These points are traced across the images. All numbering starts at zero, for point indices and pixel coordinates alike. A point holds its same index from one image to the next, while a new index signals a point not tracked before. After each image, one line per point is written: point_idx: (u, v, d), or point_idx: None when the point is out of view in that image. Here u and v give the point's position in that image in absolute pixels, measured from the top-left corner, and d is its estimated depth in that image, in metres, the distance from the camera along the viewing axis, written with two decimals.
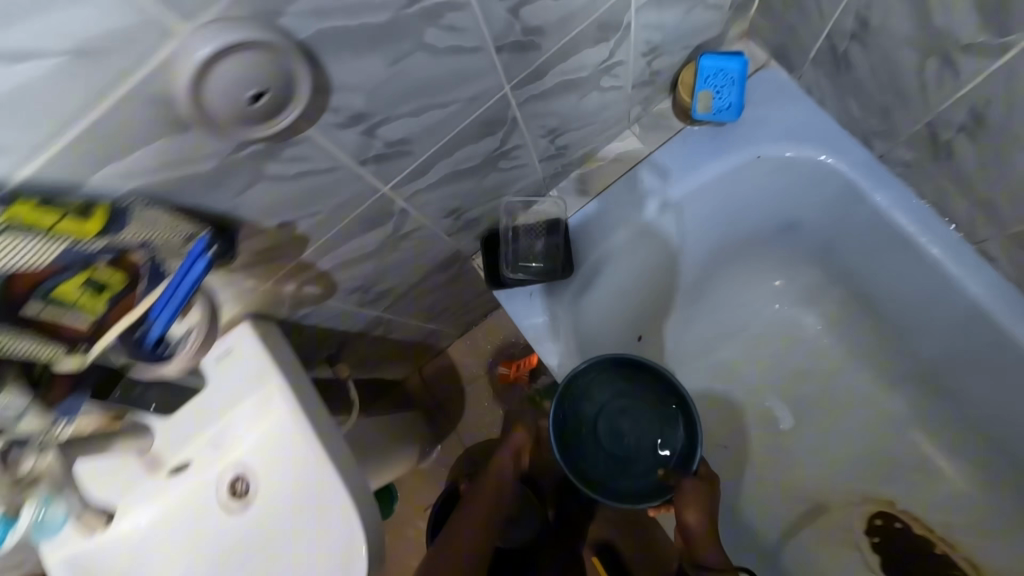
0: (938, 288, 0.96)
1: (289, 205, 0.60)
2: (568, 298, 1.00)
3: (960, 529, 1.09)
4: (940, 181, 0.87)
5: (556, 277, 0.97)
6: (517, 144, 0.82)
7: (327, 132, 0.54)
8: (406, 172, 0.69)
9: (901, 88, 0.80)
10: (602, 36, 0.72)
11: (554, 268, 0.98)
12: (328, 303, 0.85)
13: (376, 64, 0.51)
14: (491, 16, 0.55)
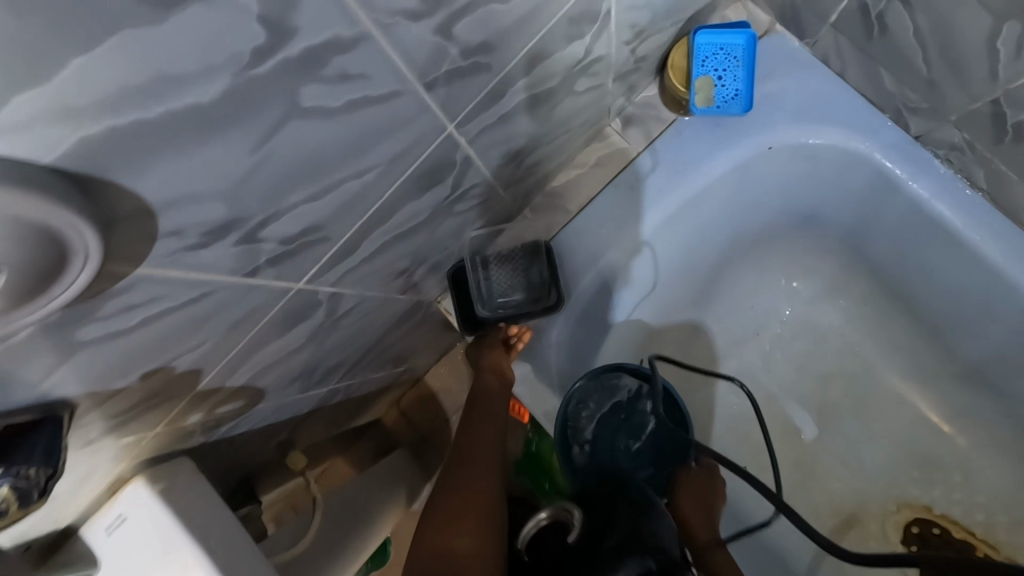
0: (990, 286, 0.81)
1: (151, 352, 0.41)
2: (558, 343, 0.82)
3: (1007, 532, 0.97)
4: (998, 166, 0.70)
5: (546, 313, 0.80)
6: (474, 181, 0.63)
7: (177, 261, 0.35)
8: (325, 260, 0.50)
9: (957, 59, 0.63)
10: (575, 32, 0.52)
11: (542, 302, 0.81)
12: (256, 407, 0.67)
13: (231, 155, 0.31)
14: (409, 45, 0.35)
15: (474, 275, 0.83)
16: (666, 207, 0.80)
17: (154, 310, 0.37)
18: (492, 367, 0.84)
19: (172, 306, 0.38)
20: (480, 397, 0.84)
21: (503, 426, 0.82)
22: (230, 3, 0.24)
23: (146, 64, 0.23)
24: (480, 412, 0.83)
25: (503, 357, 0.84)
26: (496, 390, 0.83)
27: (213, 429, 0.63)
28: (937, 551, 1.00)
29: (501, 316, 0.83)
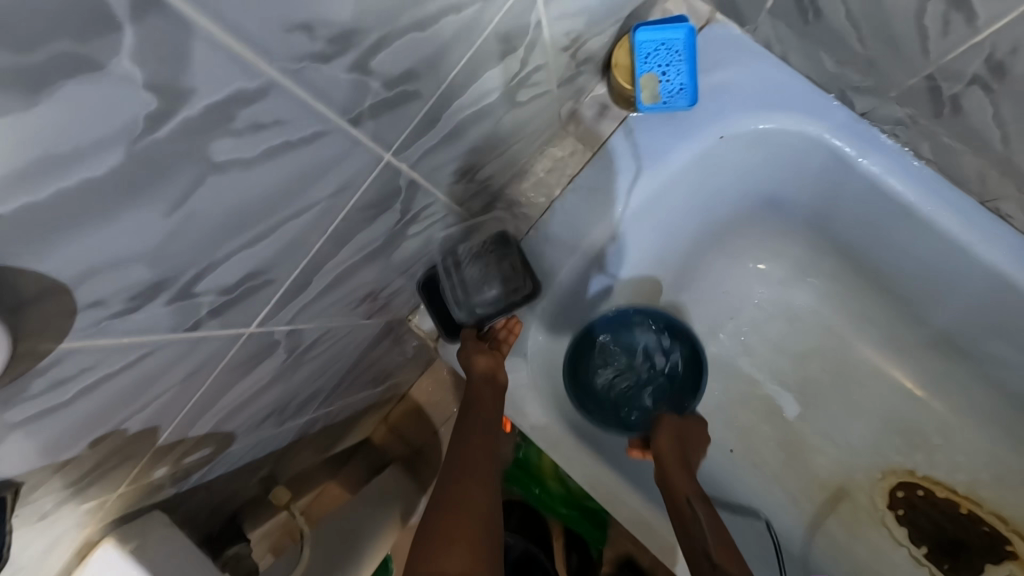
0: (949, 256, 0.83)
1: (99, 418, 0.40)
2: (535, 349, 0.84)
3: (987, 487, 1.01)
4: (942, 139, 0.71)
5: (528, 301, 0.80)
6: (425, 203, 0.62)
7: (106, 329, 0.34)
8: (275, 301, 0.49)
9: (891, 38, 0.63)
10: (508, 47, 0.52)
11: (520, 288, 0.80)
12: (229, 449, 0.66)
13: (145, 220, 0.30)
14: (324, 87, 0.34)
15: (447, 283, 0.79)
16: (629, 203, 0.80)
17: (92, 379, 0.36)
18: (483, 372, 0.79)
19: (111, 372, 0.37)
20: (471, 405, 0.79)
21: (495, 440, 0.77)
22: (111, 78, 0.23)
23: (27, 147, 0.22)
24: (472, 422, 0.77)
25: (493, 361, 0.79)
26: (490, 400, 0.79)
27: (185, 478, 0.62)
28: (923, 512, 1.03)
29: (481, 317, 0.81)
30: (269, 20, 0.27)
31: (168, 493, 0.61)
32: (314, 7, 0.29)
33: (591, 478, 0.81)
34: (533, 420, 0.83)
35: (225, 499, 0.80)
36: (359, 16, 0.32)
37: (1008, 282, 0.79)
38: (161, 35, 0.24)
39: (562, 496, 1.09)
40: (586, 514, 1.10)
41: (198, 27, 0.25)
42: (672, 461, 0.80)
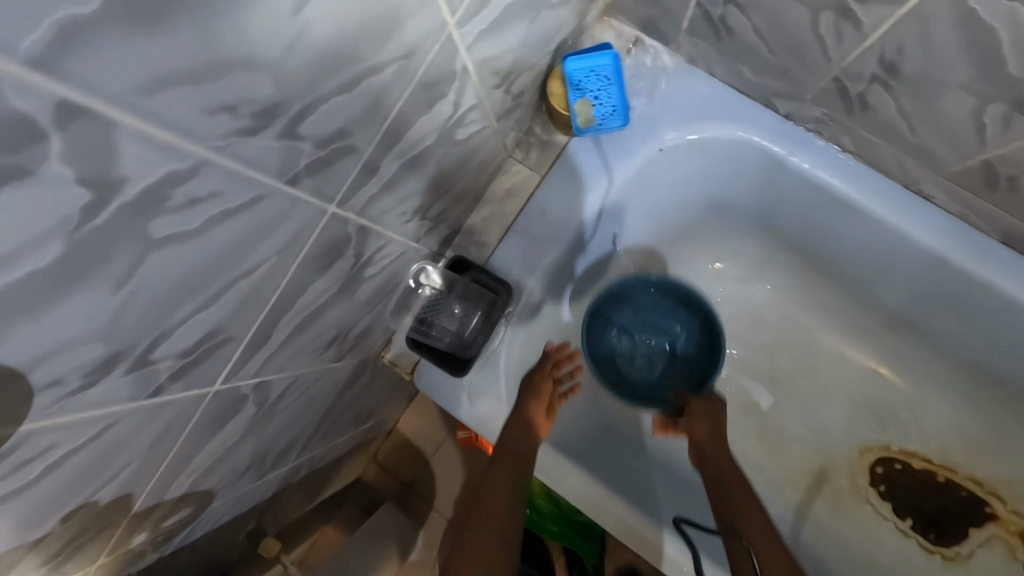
0: (885, 240, 0.87)
1: (67, 494, 0.41)
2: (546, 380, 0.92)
3: (958, 453, 1.07)
4: (859, 133, 0.75)
5: (506, 296, 0.83)
6: (380, 245, 0.64)
7: (63, 407, 0.35)
8: (236, 359, 0.51)
9: (797, 47, 0.68)
10: (436, 95, 0.55)
11: (494, 294, 0.84)
12: (211, 507, 0.67)
13: (91, 300, 0.32)
14: (256, 156, 0.37)
15: (434, 336, 0.85)
16: (589, 204, 0.85)
17: (55, 456, 0.37)
18: (530, 422, 0.82)
19: (75, 448, 0.38)
20: (502, 443, 0.80)
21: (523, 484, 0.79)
22: (42, 180, 0.25)
23: None
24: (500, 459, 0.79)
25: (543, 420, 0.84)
26: (521, 439, 0.80)
27: (166, 542, 0.62)
28: (903, 484, 1.09)
29: (482, 339, 0.84)
30: (188, 108, 0.30)
31: (151, 558, 0.61)
32: (232, 90, 0.32)
33: (580, 491, 0.84)
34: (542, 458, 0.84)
35: (215, 556, 0.80)
36: (280, 90, 0.35)
37: (944, 259, 0.83)
38: (86, 135, 0.26)
39: (553, 515, 1.11)
40: (577, 529, 1.12)
41: (123, 124, 0.27)
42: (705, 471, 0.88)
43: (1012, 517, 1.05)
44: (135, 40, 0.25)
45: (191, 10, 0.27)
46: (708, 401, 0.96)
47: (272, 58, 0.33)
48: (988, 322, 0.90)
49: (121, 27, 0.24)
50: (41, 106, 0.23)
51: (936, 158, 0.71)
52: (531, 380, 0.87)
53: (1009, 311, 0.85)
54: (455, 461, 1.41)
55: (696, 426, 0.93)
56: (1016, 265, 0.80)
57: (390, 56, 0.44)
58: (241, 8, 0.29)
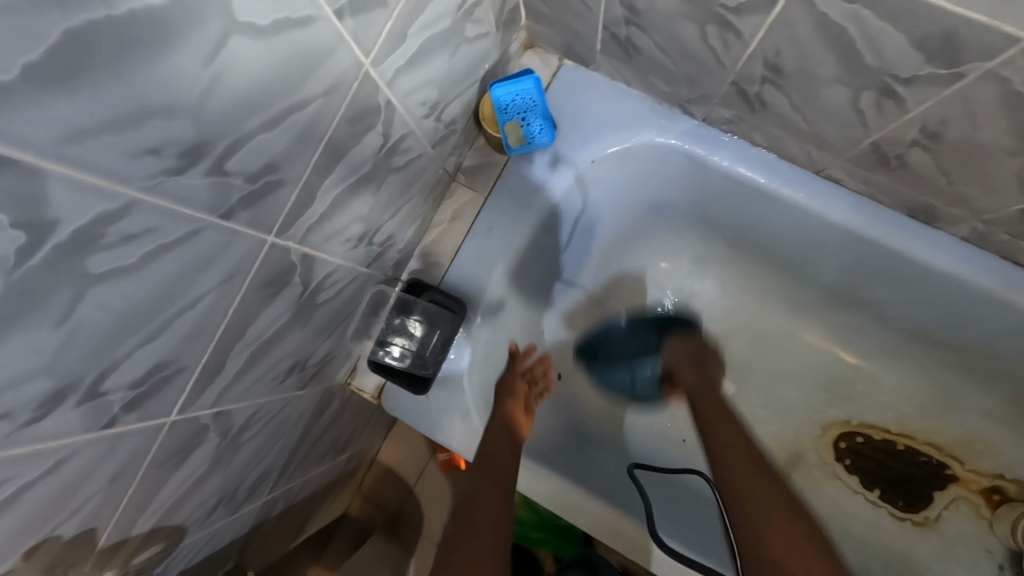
0: (809, 225, 0.93)
1: (27, 529, 0.43)
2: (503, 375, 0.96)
3: (912, 420, 1.12)
4: (766, 129, 0.83)
5: (461, 315, 0.88)
6: (327, 271, 0.68)
7: (17, 439, 0.37)
8: (191, 389, 0.53)
9: (695, 58, 0.75)
10: (363, 127, 0.59)
11: (448, 314, 0.88)
12: (184, 543, 0.68)
13: (35, 334, 0.35)
14: (187, 194, 0.41)
15: (395, 356, 0.88)
16: (532, 219, 0.90)
17: (11, 491, 0.39)
18: (510, 420, 0.87)
19: (33, 480, 0.40)
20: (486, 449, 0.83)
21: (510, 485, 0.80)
22: None
23: None
24: (487, 468, 0.82)
25: (522, 416, 0.89)
26: (502, 444, 0.83)
27: None
28: (867, 456, 1.14)
29: (442, 356, 0.89)
30: (113, 152, 0.34)
31: None
32: (154, 135, 0.36)
33: (552, 491, 0.87)
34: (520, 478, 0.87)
35: None
36: (202, 132, 0.39)
37: (862, 236, 0.89)
38: (16, 184, 0.30)
39: (534, 522, 1.13)
40: (559, 534, 1.14)
41: (50, 170, 0.31)
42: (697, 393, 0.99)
43: (972, 476, 1.10)
44: (53, 95, 0.29)
45: (110, 70, 0.31)
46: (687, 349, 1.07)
47: (191, 103, 0.37)
48: (917, 295, 0.95)
49: (40, 86, 0.29)
50: None
51: (833, 145, 0.78)
52: (505, 380, 0.94)
53: (927, 282, 0.90)
54: (439, 484, 1.42)
55: (684, 373, 1.04)
56: (926, 234, 0.86)
57: (310, 96, 0.48)
58: (156, 62, 0.34)
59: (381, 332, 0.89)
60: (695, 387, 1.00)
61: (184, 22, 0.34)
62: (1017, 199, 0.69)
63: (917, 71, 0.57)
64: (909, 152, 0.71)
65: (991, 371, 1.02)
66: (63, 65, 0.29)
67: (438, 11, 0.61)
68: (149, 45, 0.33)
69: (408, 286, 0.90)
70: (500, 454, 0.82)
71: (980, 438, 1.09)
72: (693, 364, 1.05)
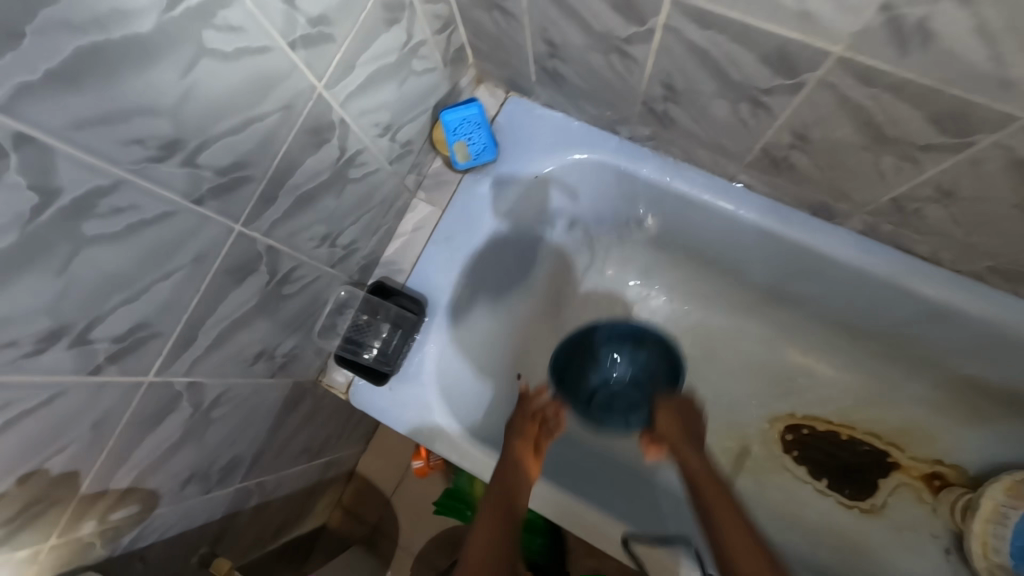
0: (730, 228, 1.05)
1: (21, 456, 0.51)
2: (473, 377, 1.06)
3: (853, 411, 1.19)
4: (680, 142, 0.95)
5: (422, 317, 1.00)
6: (292, 264, 0.79)
7: (18, 367, 0.47)
8: (166, 354, 0.63)
9: (608, 83, 0.89)
10: (319, 140, 0.71)
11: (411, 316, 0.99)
12: (159, 512, 0.75)
13: (40, 279, 0.45)
14: (165, 179, 0.52)
15: (361, 352, 0.98)
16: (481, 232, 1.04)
17: (12, 414, 0.48)
18: (518, 463, 0.84)
19: (28, 408, 0.50)
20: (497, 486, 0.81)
21: (517, 518, 0.77)
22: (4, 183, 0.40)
23: None
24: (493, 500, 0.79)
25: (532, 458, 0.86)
26: (511, 481, 0.81)
27: (118, 540, 0.70)
28: (813, 447, 1.20)
29: (404, 352, 1.00)
30: (108, 141, 0.46)
31: (104, 556, 0.69)
32: (140, 130, 0.48)
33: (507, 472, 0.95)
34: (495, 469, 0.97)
35: None
36: (178, 131, 0.51)
37: (774, 234, 1.00)
38: (33, 157, 0.41)
39: None
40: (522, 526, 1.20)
41: (59, 151, 0.42)
42: (677, 438, 0.88)
43: (912, 463, 1.16)
44: (65, 93, 0.41)
45: (107, 78, 0.44)
46: (670, 402, 0.94)
47: (168, 109, 0.49)
48: (836, 288, 1.04)
49: (55, 88, 0.40)
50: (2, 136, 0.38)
51: (734, 152, 0.90)
52: (516, 419, 0.91)
53: (839, 274, 1.01)
54: (416, 496, 1.47)
55: (660, 422, 0.92)
56: (829, 230, 0.97)
57: (267, 111, 0.61)
58: (140, 75, 0.46)
59: (348, 331, 0.98)
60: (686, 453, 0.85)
61: (163, 47, 0.47)
62: (884, 190, 0.80)
63: (771, 83, 0.70)
64: (791, 154, 0.83)
65: (918, 359, 1.10)
66: (72, 71, 0.41)
67: (382, 47, 0.75)
68: (135, 64, 0.45)
69: (375, 291, 1.00)
70: (508, 489, 0.80)
71: (919, 426, 1.16)
72: (675, 415, 0.92)
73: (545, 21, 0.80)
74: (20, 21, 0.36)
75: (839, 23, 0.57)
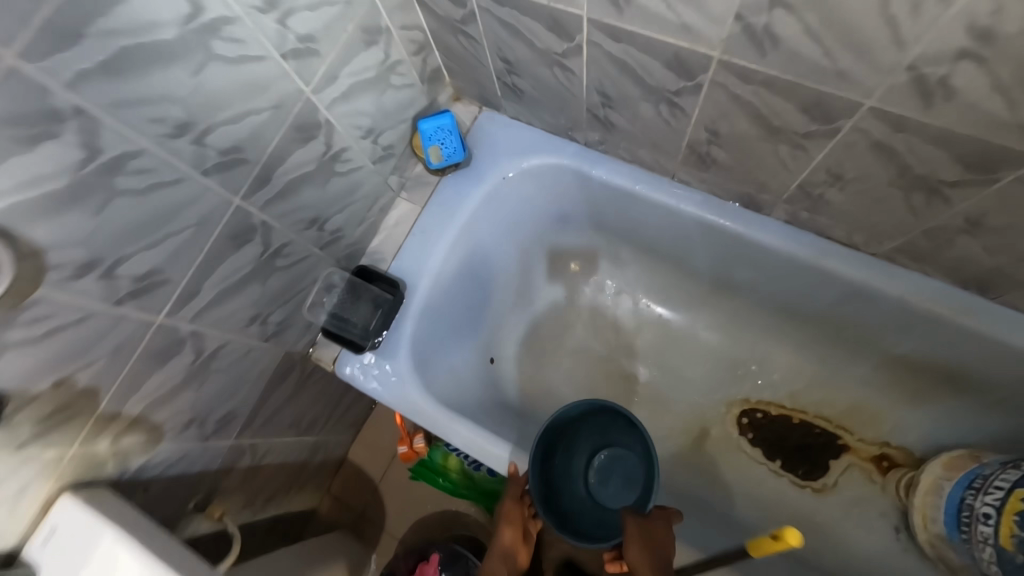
0: (675, 222, 1.18)
1: (55, 362, 0.65)
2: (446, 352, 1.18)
3: (804, 396, 1.28)
4: (624, 144, 1.10)
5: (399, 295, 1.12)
6: (283, 241, 0.94)
7: (60, 286, 0.62)
8: (173, 300, 0.77)
9: (558, 94, 1.04)
10: (307, 135, 0.88)
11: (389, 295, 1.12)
12: (161, 448, 0.88)
13: (81, 217, 0.61)
14: (177, 151, 0.68)
15: (344, 326, 1.10)
16: (457, 225, 1.17)
17: (53, 325, 0.63)
18: (507, 551, 0.98)
19: (65, 323, 0.64)
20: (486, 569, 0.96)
21: None
22: (64, 139, 0.56)
23: (29, 170, 0.54)
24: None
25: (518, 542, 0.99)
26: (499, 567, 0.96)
27: (127, 464, 0.83)
28: (767, 430, 1.28)
29: (382, 326, 1.11)
30: (137, 116, 0.62)
31: (114, 477, 0.82)
32: (161, 111, 0.64)
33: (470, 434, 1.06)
34: (460, 433, 1.07)
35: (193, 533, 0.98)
36: (189, 115, 0.67)
37: (711, 225, 1.12)
38: (84, 122, 0.57)
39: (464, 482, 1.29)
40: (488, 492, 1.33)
41: (103, 120, 0.58)
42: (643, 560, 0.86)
43: (860, 445, 1.23)
44: (109, 78, 0.57)
45: (139, 69, 0.60)
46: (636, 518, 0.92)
47: (183, 97, 0.66)
48: (774, 275, 1.15)
49: (103, 74, 0.57)
50: (65, 105, 0.54)
51: (666, 150, 1.04)
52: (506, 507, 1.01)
53: (772, 261, 1.12)
54: (401, 482, 1.57)
55: (629, 549, 0.89)
56: (760, 221, 1.08)
57: (262, 106, 0.77)
58: (163, 70, 0.62)
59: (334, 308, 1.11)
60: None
61: (182, 51, 0.63)
62: (790, 177, 0.93)
63: (677, 84, 0.84)
64: (711, 149, 0.96)
65: (857, 343, 1.19)
66: (115, 63, 0.57)
67: (362, 63, 0.92)
68: (160, 61, 0.61)
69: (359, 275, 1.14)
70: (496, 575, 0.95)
71: (864, 409, 1.24)
72: (641, 533, 0.91)
73: (499, 42, 0.97)
74: (83, 25, 0.53)
75: (711, 30, 0.71)
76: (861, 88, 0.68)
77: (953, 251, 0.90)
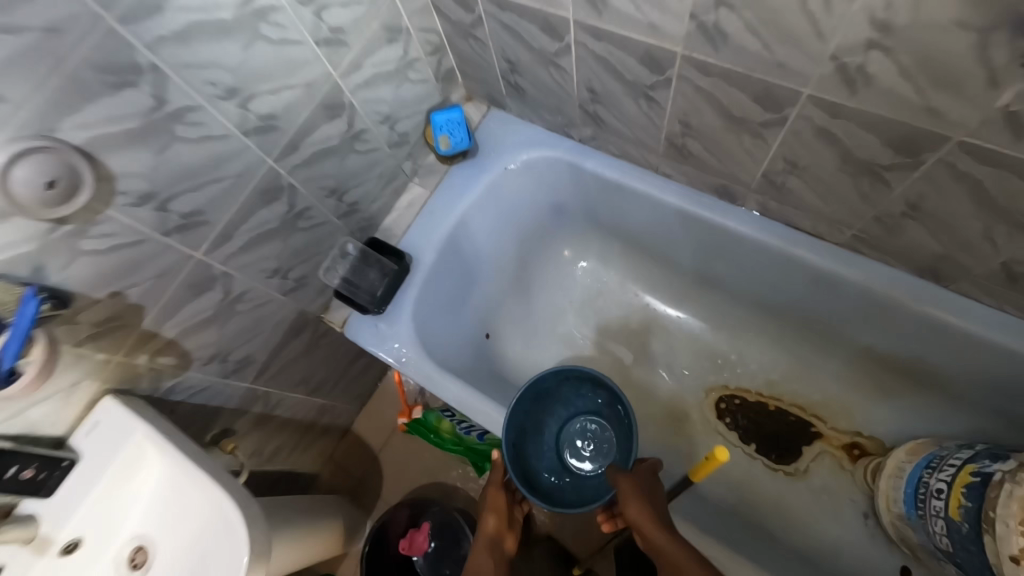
0: (659, 214, 1.29)
1: (113, 275, 0.79)
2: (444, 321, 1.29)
3: (780, 385, 1.34)
4: (612, 139, 1.22)
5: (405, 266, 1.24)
6: (306, 205, 1.08)
7: (125, 210, 0.77)
8: (210, 239, 0.92)
9: (553, 92, 1.18)
10: (332, 114, 1.03)
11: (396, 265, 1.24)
12: (188, 374, 1.01)
13: (146, 155, 0.76)
14: (225, 112, 0.83)
15: (352, 289, 1.22)
16: (460, 208, 1.30)
17: (116, 242, 0.77)
18: (493, 537, 1.08)
19: (125, 243, 0.79)
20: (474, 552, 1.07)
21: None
22: (140, 89, 0.71)
23: (112, 109, 0.69)
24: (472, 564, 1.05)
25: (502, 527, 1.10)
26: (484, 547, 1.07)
27: (159, 382, 0.96)
28: (744, 415, 1.35)
29: (388, 292, 1.23)
30: (196, 78, 0.77)
31: (147, 391, 0.95)
32: (215, 76, 0.79)
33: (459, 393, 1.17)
34: (449, 392, 1.17)
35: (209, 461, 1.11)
36: (237, 82, 0.83)
37: (691, 215, 1.23)
38: (156, 77, 0.72)
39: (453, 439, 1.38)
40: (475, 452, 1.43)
41: (170, 77, 0.74)
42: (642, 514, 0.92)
43: (833, 433, 1.29)
44: (178, 45, 0.73)
45: (201, 40, 0.75)
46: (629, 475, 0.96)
47: (233, 67, 0.81)
48: (749, 265, 1.24)
49: (174, 41, 0.72)
50: (144, 62, 0.70)
51: (648, 143, 1.16)
52: (491, 498, 1.12)
53: (746, 250, 1.21)
54: (399, 454, 1.67)
55: (629, 505, 0.93)
56: (735, 211, 1.18)
57: (296, 83, 0.92)
58: (220, 43, 0.78)
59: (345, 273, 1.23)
60: (652, 530, 0.91)
61: (235, 28, 0.79)
62: (755, 167, 1.03)
63: (651, 78, 0.97)
64: (685, 140, 1.08)
65: (829, 334, 1.26)
66: (184, 33, 0.73)
67: (383, 56, 1.07)
68: (218, 36, 0.77)
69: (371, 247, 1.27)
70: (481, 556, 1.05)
71: (837, 400, 1.30)
72: (634, 485, 0.96)
73: (502, 44, 1.11)
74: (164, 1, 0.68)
75: (672, 28, 0.83)
76: (799, 77, 0.79)
77: (903, 239, 0.99)
